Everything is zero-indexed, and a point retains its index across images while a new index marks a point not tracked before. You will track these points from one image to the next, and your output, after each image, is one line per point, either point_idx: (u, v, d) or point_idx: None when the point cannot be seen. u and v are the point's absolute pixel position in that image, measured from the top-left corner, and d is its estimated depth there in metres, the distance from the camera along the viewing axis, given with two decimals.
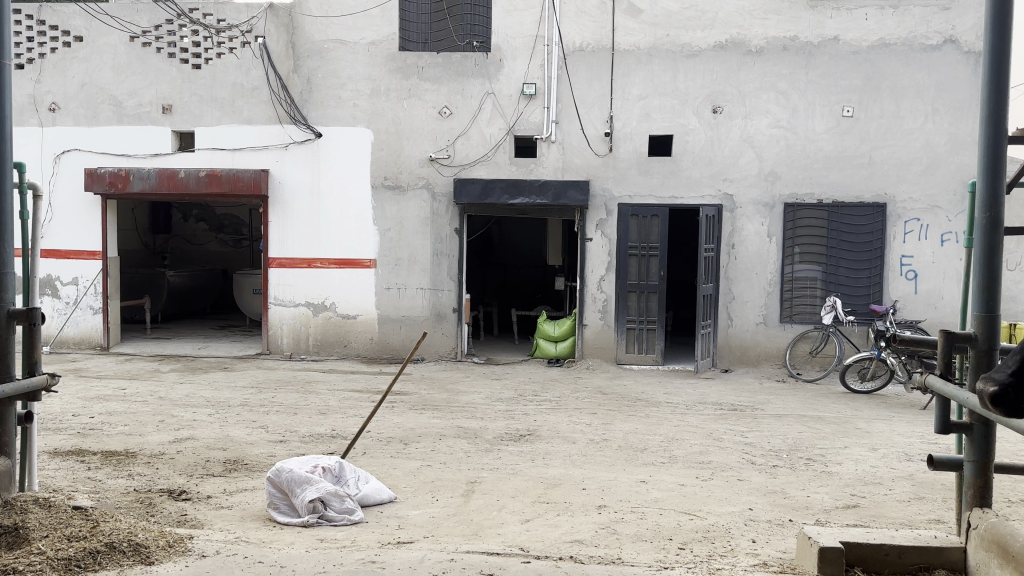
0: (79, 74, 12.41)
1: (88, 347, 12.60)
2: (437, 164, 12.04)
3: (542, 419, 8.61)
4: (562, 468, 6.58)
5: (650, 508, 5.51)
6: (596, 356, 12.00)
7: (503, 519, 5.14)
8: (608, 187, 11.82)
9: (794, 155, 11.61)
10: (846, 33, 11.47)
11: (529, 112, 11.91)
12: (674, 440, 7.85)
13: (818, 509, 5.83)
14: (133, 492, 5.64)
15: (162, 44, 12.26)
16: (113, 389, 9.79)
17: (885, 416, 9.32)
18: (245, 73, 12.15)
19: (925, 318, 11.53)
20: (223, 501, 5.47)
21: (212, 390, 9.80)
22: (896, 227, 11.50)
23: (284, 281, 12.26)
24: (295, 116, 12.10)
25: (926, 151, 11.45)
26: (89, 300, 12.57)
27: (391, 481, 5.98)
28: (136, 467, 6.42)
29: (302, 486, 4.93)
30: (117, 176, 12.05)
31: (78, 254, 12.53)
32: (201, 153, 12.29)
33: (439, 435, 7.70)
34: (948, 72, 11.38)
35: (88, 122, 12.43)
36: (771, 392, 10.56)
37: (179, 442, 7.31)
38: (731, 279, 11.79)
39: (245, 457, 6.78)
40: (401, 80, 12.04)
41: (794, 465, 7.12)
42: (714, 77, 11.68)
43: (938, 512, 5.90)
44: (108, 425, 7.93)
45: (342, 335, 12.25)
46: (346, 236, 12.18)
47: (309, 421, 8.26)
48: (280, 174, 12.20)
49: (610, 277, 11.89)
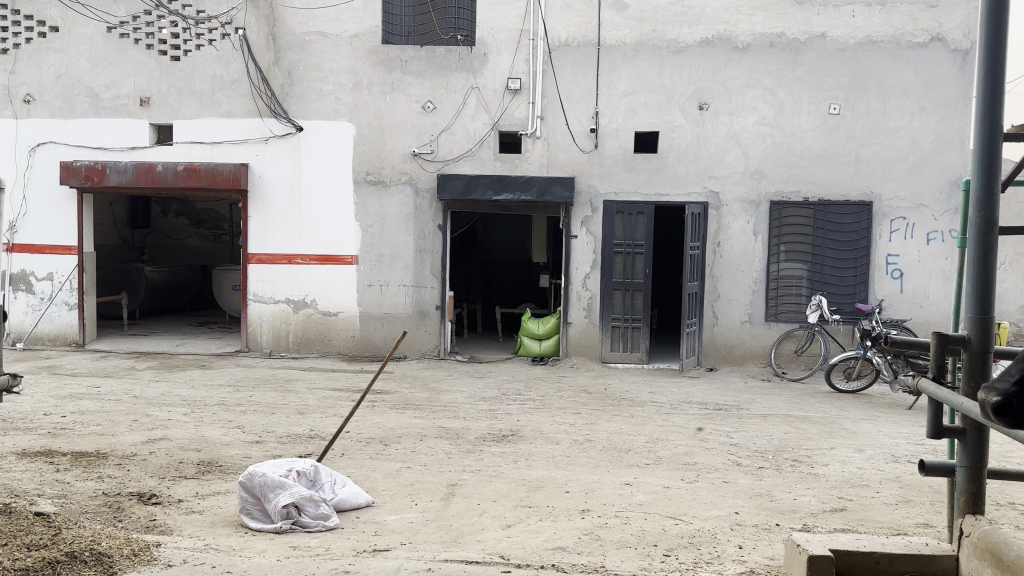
0: (55, 65, 12.14)
1: (64, 344, 12.34)
2: (421, 159, 11.87)
3: (525, 419, 8.47)
4: (545, 470, 6.45)
5: (634, 513, 5.38)
6: (581, 354, 11.87)
7: (484, 524, 5.00)
8: (593, 183, 11.69)
9: (780, 152, 11.52)
10: (833, 30, 11.38)
11: (514, 107, 11.75)
12: (658, 441, 7.74)
13: (805, 513, 5.72)
14: (102, 495, 5.45)
15: (140, 35, 12.01)
16: (87, 388, 9.56)
17: (870, 416, 9.26)
18: (224, 65, 11.94)
19: (910, 317, 11.47)
20: (195, 505, 5.29)
21: (187, 388, 9.59)
22: (882, 226, 11.43)
23: (263, 278, 12.06)
24: (276, 109, 11.89)
25: (912, 149, 11.39)
26: (63, 296, 12.31)
27: (369, 484, 5.82)
28: (106, 469, 6.22)
29: (275, 491, 4.76)
30: (93, 169, 11.78)
31: (53, 249, 12.27)
32: (179, 146, 12.06)
33: (420, 435, 7.54)
34: (934, 70, 11.32)
35: (64, 115, 12.17)
36: (756, 391, 10.47)
37: (152, 442, 7.12)
38: (716, 277, 11.69)
39: (220, 458, 6.61)
40: (384, 74, 11.85)
41: (780, 466, 7.01)
42: (700, 73, 11.56)
43: (926, 516, 5.81)
44: (79, 425, 7.72)
45: (323, 333, 12.06)
46: (328, 232, 12.00)
47: (287, 421, 8.07)
48: (260, 168, 11.98)
49: (595, 274, 11.76)
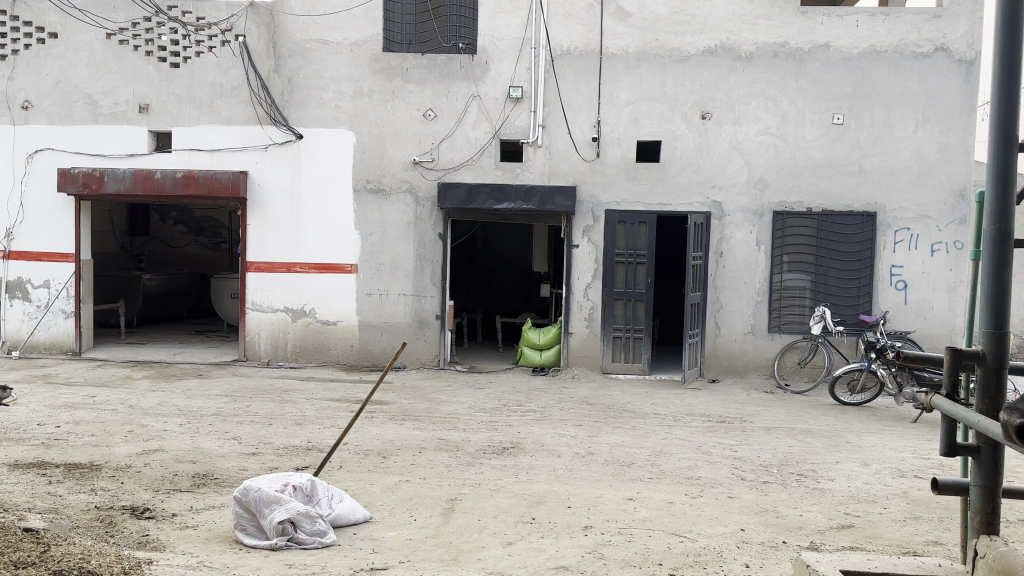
0: (53, 71, 12.06)
1: (60, 352, 12.23)
2: (421, 167, 11.79)
3: (526, 431, 8.36)
4: (547, 484, 6.33)
5: (638, 530, 5.27)
6: (582, 365, 11.75)
7: (485, 542, 4.88)
8: (595, 192, 11.60)
9: (783, 162, 11.43)
10: (837, 40, 11.31)
11: (515, 115, 11.68)
12: (661, 454, 7.62)
13: (812, 529, 5.60)
14: (94, 509, 5.33)
15: (140, 42, 11.94)
16: (82, 397, 9.45)
17: (875, 430, 9.15)
18: (224, 72, 11.86)
19: (915, 329, 11.37)
20: (189, 519, 5.18)
21: (184, 398, 9.47)
22: (886, 237, 11.34)
23: (262, 286, 11.96)
24: (275, 116, 11.82)
25: (917, 160, 11.31)
26: (60, 303, 12.21)
27: (367, 499, 5.70)
28: (100, 481, 6.10)
29: (271, 506, 4.66)
30: (90, 176, 11.68)
31: (50, 256, 12.17)
32: (178, 153, 11.97)
33: (420, 447, 7.43)
34: (938, 80, 11.24)
35: (62, 121, 12.09)
36: (759, 403, 10.35)
37: (147, 454, 7.00)
38: (719, 288, 11.58)
39: (216, 471, 6.49)
40: (385, 82, 11.77)
41: (785, 481, 6.90)
42: (703, 82, 11.48)
43: (936, 533, 5.70)
44: (74, 435, 7.61)
45: (322, 342, 11.95)
46: (328, 240, 11.90)
47: (285, 432, 7.95)
48: (259, 176, 11.90)
49: (596, 284, 11.66)
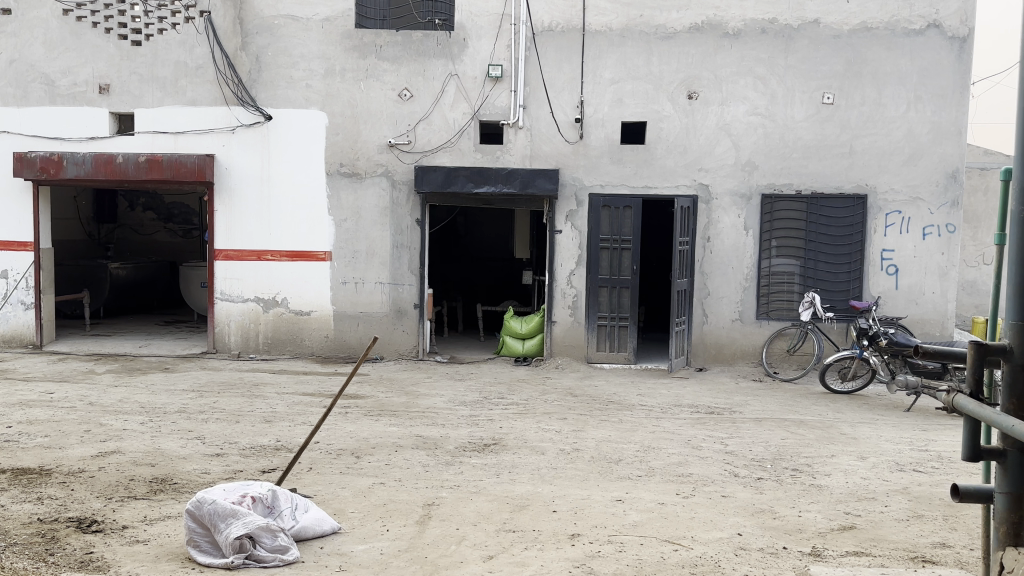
0: (8, 50, 11.48)
1: (20, 345, 11.66)
2: (397, 150, 11.30)
3: (508, 426, 7.97)
4: (530, 485, 5.94)
5: (629, 537, 4.90)
6: (566, 354, 11.37)
7: (463, 556, 4.49)
8: (578, 175, 11.19)
9: (772, 143, 11.06)
10: (828, 16, 10.92)
11: (494, 95, 11.22)
12: (650, 449, 7.27)
13: (813, 532, 5.24)
14: (36, 522, 4.89)
15: (99, 19, 11.35)
16: (39, 394, 8.93)
17: (869, 420, 8.85)
18: (188, 50, 11.31)
19: (906, 315, 11.08)
20: (140, 532, 4.74)
21: (147, 395, 8.97)
22: (877, 220, 11.02)
23: (231, 275, 11.46)
24: (243, 97, 11.28)
25: (908, 141, 10.98)
26: (19, 294, 11.64)
27: (336, 506, 5.27)
28: (48, 488, 5.64)
29: (227, 520, 4.24)
30: (49, 161, 11.12)
31: (8, 245, 11.60)
32: (141, 136, 11.41)
33: (396, 445, 7.02)
34: (932, 57, 10.90)
35: (17, 102, 11.50)
36: (748, 393, 10.01)
37: (103, 456, 6.54)
38: (706, 273, 11.22)
39: (175, 475, 6.04)
40: (358, 59, 11.27)
41: (780, 478, 6.54)
42: (690, 60, 11.07)
43: (942, 534, 5.37)
44: (26, 437, 7.13)
45: (294, 333, 11.48)
46: (299, 226, 11.42)
47: (251, 430, 7.51)
48: (226, 160, 11.36)
49: (580, 271, 11.26)
